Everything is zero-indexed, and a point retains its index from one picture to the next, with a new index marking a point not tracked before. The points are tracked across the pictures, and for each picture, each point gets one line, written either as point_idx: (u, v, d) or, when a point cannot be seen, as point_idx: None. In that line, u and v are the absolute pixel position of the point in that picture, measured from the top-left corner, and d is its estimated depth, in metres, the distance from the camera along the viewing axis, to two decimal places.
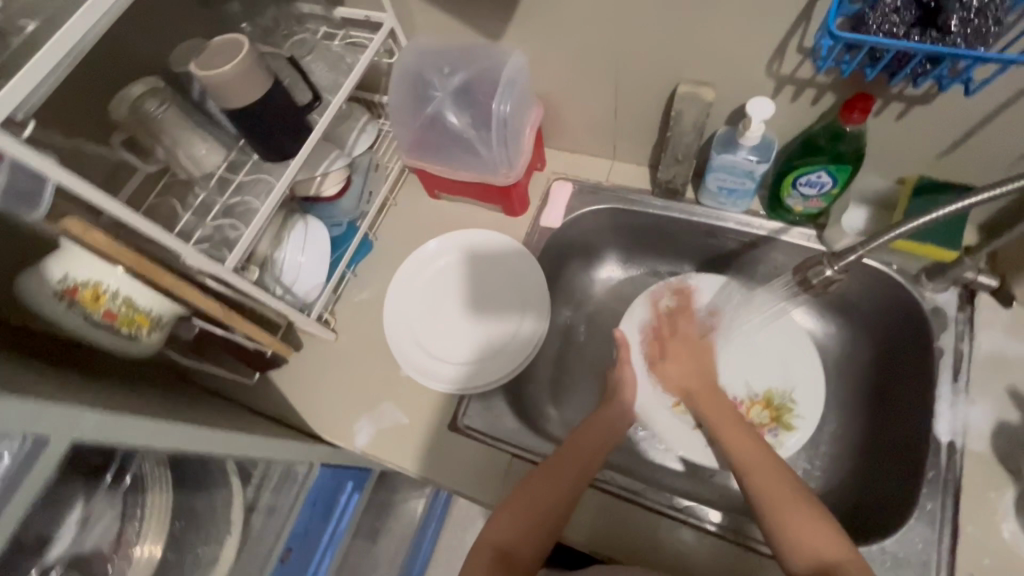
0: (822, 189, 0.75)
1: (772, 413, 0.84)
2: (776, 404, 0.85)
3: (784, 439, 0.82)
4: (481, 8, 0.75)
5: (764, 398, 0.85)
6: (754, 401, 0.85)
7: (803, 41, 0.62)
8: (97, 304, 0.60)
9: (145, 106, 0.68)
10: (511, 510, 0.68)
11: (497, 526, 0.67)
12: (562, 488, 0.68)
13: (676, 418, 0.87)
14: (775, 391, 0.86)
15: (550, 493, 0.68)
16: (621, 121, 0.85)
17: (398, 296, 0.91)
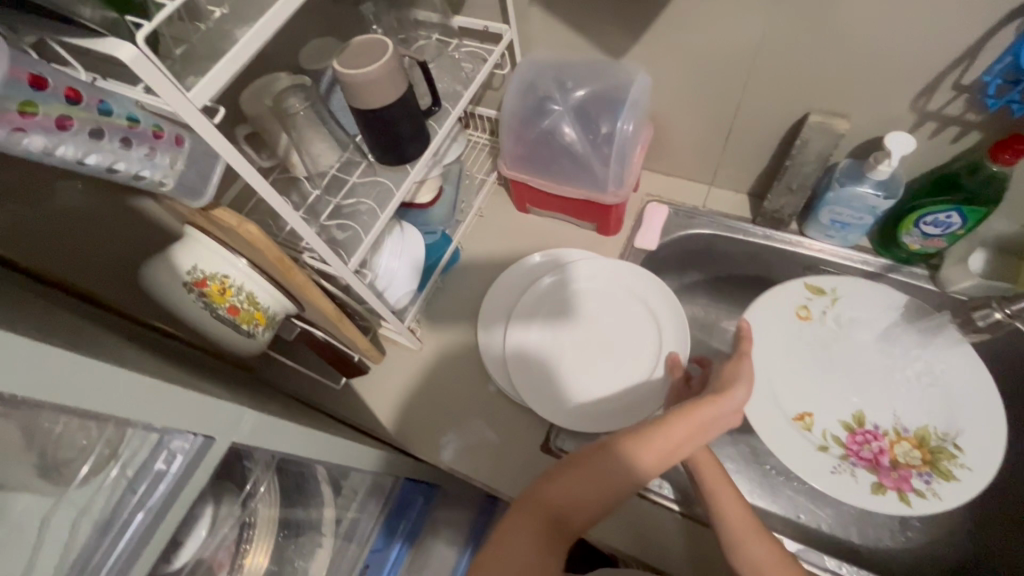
0: (948, 229, 0.73)
1: (926, 455, 0.72)
2: (931, 447, 0.73)
3: (940, 489, 0.68)
4: (608, 25, 0.74)
5: (915, 437, 0.75)
6: (901, 437, 0.75)
7: (960, 78, 0.60)
8: (223, 299, 0.59)
9: (287, 102, 0.67)
10: (552, 491, 0.58)
11: (531, 508, 0.58)
12: (646, 467, 0.57)
13: (800, 433, 0.76)
14: (930, 431, 0.75)
15: (630, 468, 0.58)
16: (730, 147, 0.84)
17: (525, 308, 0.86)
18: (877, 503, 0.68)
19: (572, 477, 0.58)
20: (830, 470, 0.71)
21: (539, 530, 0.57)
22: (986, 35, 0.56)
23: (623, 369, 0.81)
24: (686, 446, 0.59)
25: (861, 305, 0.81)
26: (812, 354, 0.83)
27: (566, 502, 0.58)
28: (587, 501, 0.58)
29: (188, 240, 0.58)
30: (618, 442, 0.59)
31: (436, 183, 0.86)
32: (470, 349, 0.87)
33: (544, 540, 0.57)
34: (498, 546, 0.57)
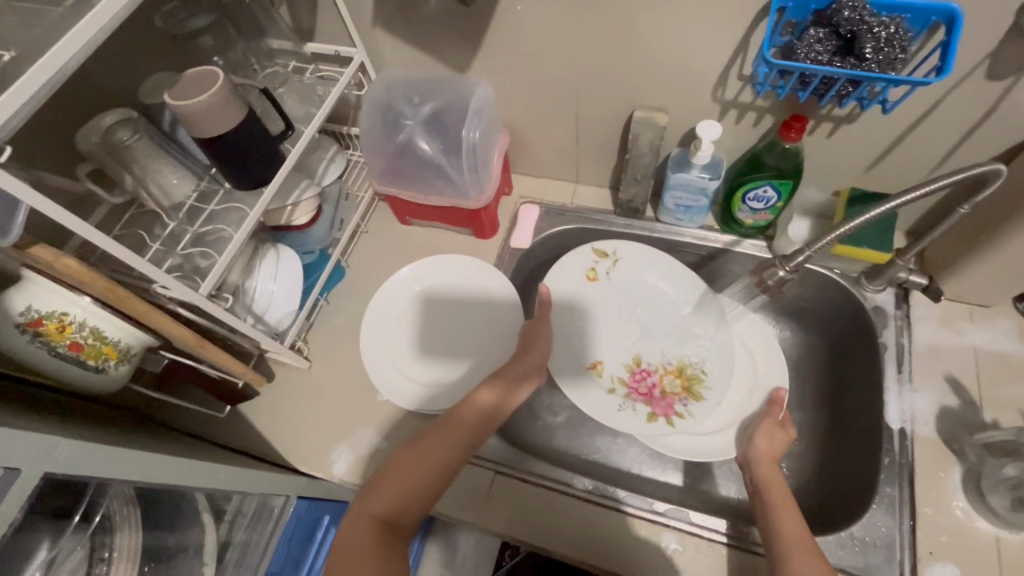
0: (769, 203, 0.82)
1: (684, 382, 0.90)
2: (687, 374, 0.91)
3: (692, 408, 0.87)
4: (447, 42, 0.80)
5: (676, 368, 0.91)
6: (667, 369, 0.91)
7: (742, 69, 0.69)
8: (63, 336, 0.58)
9: (116, 136, 0.69)
10: (377, 494, 0.64)
11: (361, 515, 0.63)
12: (459, 445, 0.68)
13: (594, 381, 0.90)
14: (687, 361, 0.91)
15: (444, 450, 0.68)
16: (583, 146, 0.91)
17: (381, 316, 0.91)
18: (651, 428, 0.86)
19: (393, 475, 0.65)
20: (616, 406, 0.87)
21: (377, 529, 0.61)
22: (748, 31, 0.64)
23: (505, 336, 0.90)
24: (485, 423, 0.71)
25: (641, 268, 0.95)
26: (611, 323, 0.94)
27: (391, 499, 0.64)
28: (411, 492, 0.65)
29: (21, 282, 0.57)
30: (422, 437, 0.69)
31: (312, 204, 0.88)
32: (359, 362, 0.89)
33: (379, 537, 0.61)
34: (342, 551, 0.60)
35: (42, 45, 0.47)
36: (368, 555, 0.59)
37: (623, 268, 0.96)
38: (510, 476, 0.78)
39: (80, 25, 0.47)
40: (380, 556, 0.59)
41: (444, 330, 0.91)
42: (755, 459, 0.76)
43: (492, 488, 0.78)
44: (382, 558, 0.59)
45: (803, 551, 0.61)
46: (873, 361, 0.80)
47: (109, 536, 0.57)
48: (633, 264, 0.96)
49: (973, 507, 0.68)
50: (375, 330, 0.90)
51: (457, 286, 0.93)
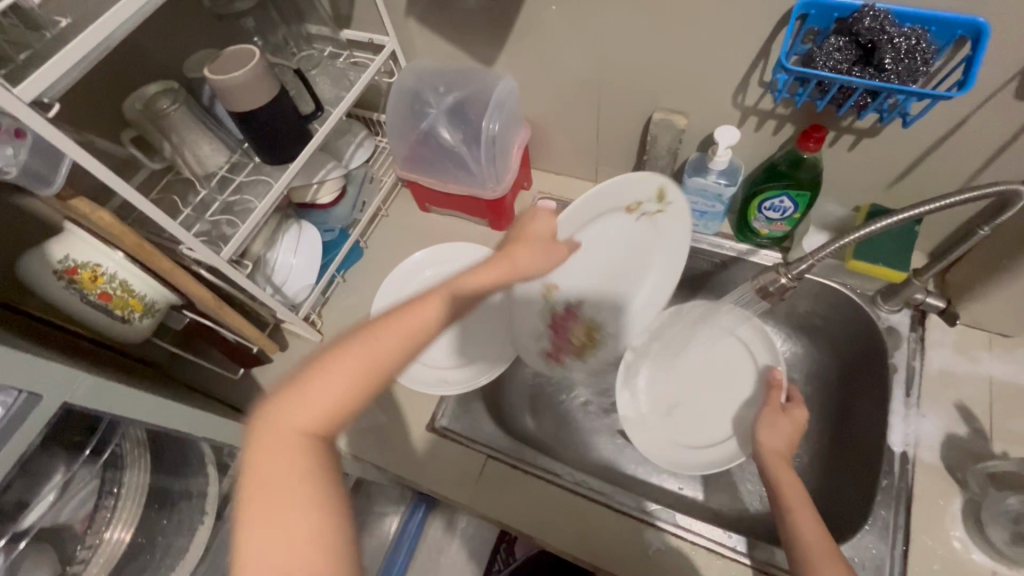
0: (786, 214, 0.82)
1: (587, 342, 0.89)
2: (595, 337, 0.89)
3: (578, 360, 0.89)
4: (475, 35, 0.82)
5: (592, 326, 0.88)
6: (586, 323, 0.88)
7: (763, 76, 0.69)
8: (95, 285, 0.63)
9: (158, 104, 0.73)
10: (295, 406, 0.47)
11: (275, 440, 0.46)
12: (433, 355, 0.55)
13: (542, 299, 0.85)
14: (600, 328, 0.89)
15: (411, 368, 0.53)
16: (602, 146, 0.92)
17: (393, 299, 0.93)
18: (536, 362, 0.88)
19: (324, 391, 0.47)
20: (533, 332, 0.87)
21: (308, 459, 0.46)
22: (770, 38, 0.64)
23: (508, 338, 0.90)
24: (441, 321, 0.54)
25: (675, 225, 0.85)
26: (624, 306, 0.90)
27: (318, 423, 0.47)
28: (348, 409, 0.48)
29: (65, 234, 0.62)
30: (350, 339, 0.50)
31: (337, 184, 0.92)
32: None
33: (320, 468, 0.46)
34: (265, 487, 0.45)
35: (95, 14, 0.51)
36: (308, 489, 0.45)
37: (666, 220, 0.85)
38: (501, 462, 0.80)
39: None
40: (323, 491, 0.46)
41: None
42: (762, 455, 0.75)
43: (484, 473, 0.79)
44: (328, 490, 0.46)
45: (823, 548, 0.62)
46: (881, 383, 0.78)
47: (121, 473, 0.64)
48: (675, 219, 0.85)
49: (971, 539, 0.66)
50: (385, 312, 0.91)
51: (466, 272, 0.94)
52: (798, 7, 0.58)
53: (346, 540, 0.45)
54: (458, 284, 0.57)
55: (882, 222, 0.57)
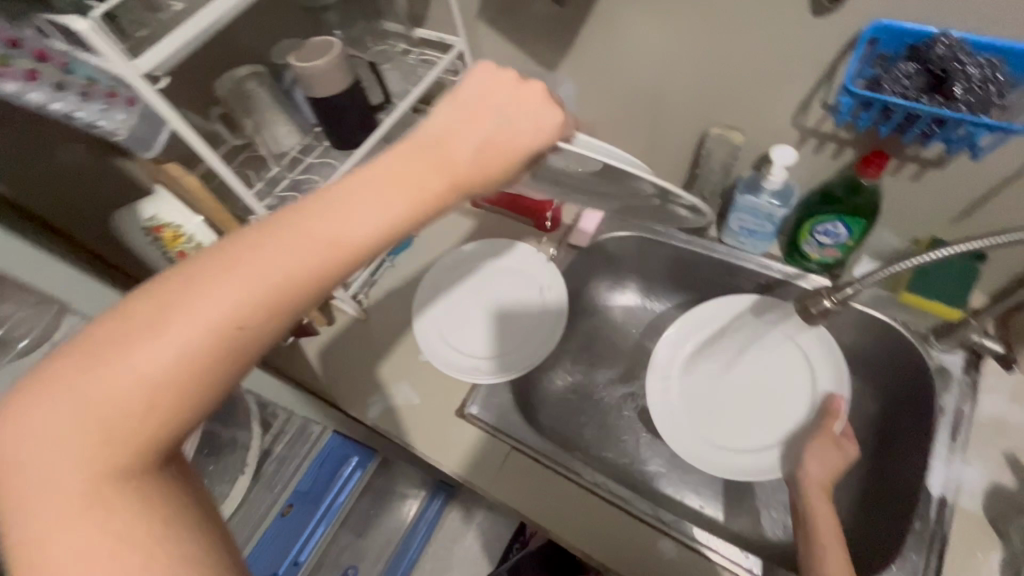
0: (838, 240, 0.80)
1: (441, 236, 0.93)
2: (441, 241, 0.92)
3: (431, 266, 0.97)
4: (541, 40, 0.84)
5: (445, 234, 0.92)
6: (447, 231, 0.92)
7: (826, 98, 0.68)
8: (175, 244, 0.70)
9: (247, 84, 0.81)
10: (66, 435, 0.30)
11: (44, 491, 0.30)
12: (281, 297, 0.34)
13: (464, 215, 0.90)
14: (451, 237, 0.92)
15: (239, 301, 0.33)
16: (655, 157, 0.93)
17: (438, 289, 0.98)
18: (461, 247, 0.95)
19: (121, 380, 0.31)
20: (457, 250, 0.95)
21: (105, 485, 0.30)
22: (837, 59, 0.63)
23: (543, 333, 0.92)
24: (306, 278, 0.35)
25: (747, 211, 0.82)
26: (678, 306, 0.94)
27: (132, 432, 0.31)
28: (189, 395, 0.32)
29: (154, 194, 0.69)
30: (172, 298, 0.32)
31: None
32: (408, 322, 0.96)
33: (146, 493, 0.31)
34: (32, 545, 0.29)
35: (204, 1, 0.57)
36: (108, 534, 0.30)
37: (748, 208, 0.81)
38: (524, 455, 0.82)
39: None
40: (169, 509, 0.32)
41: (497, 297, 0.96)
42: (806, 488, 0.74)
43: (507, 462, 0.82)
44: (163, 505, 0.32)
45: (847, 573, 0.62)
46: (924, 423, 0.75)
47: None
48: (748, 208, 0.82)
49: None
50: (431, 298, 0.96)
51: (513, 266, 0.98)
52: (868, 30, 0.57)
53: (211, 531, 0.33)
54: (329, 228, 0.35)
55: (938, 252, 0.56)
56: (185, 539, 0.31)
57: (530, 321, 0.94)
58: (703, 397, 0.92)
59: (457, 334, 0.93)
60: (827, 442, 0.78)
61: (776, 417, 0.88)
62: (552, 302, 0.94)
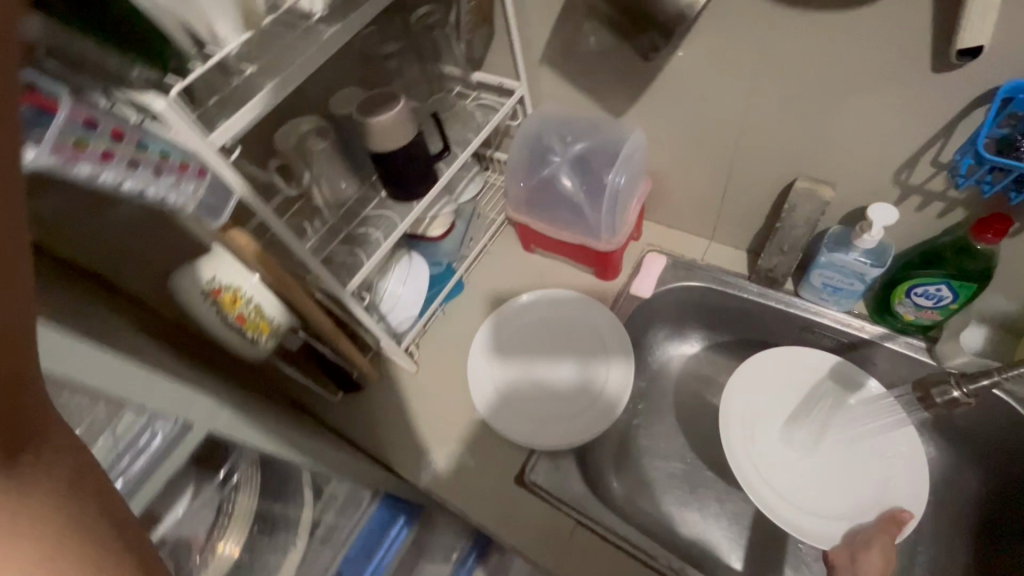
0: (940, 302, 0.73)
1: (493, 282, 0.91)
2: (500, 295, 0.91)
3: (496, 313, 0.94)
4: (610, 87, 0.81)
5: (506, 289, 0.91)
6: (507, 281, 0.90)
7: (938, 156, 0.62)
8: (234, 307, 0.66)
9: (309, 141, 0.77)
10: None
11: None
12: None
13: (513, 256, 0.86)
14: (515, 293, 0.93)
15: None
16: (726, 205, 0.87)
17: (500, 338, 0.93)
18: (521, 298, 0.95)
19: None
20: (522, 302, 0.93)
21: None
22: (958, 118, 0.58)
23: (596, 407, 0.85)
24: None
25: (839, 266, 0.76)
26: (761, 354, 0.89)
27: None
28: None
29: (212, 255, 0.65)
30: None
31: (447, 219, 0.94)
32: (462, 377, 0.92)
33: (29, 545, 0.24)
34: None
35: (281, 64, 0.55)
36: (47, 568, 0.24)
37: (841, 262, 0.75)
38: (591, 531, 0.76)
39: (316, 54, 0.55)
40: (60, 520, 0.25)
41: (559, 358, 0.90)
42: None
43: (572, 540, 0.75)
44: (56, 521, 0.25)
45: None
46: None
47: (235, 498, 0.64)
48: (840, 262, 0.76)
49: None
50: (491, 347, 0.92)
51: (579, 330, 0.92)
52: (1004, 90, 0.52)
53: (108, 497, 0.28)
54: None
55: None
56: (102, 518, 0.27)
57: (589, 391, 0.87)
58: (774, 447, 0.86)
59: (511, 390, 0.88)
60: (887, 543, 0.71)
61: (843, 492, 0.82)
62: (615, 378, 0.87)
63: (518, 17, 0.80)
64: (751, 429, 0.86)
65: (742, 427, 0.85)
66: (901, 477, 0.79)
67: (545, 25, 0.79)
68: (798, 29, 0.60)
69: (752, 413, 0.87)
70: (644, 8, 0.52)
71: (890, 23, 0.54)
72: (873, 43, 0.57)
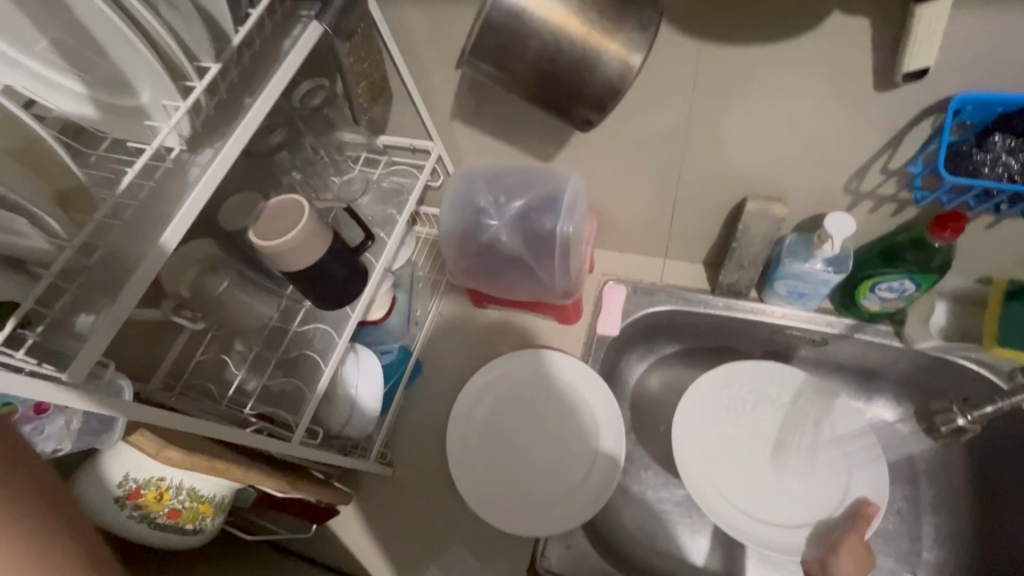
0: (904, 293, 0.71)
1: None
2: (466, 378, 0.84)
3: (460, 399, 0.85)
4: (535, 134, 0.74)
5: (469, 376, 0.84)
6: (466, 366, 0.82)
7: (887, 164, 0.60)
8: (161, 503, 0.55)
9: (207, 283, 0.67)
10: None
11: None
12: None
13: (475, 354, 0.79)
14: (477, 372, 0.86)
15: None
16: (676, 225, 0.83)
17: (473, 421, 0.84)
18: (483, 374, 0.86)
19: None
20: (483, 380, 0.86)
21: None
22: (903, 130, 0.55)
23: (587, 482, 0.79)
24: None
25: (802, 274, 0.74)
26: (727, 368, 0.87)
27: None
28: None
29: (117, 451, 0.54)
30: None
31: (386, 299, 0.82)
32: (444, 468, 0.84)
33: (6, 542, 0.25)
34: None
35: (151, 232, 0.44)
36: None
37: (802, 269, 0.73)
38: None
39: (191, 208, 0.45)
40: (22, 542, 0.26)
41: (540, 432, 0.84)
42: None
43: None
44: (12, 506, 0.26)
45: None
46: None
47: None
48: (804, 267, 0.73)
49: None
50: (465, 435, 0.83)
51: (553, 396, 0.85)
52: (955, 104, 0.49)
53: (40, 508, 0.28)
54: None
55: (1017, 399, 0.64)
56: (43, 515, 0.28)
57: (580, 465, 0.80)
58: (754, 460, 0.83)
59: (497, 478, 0.81)
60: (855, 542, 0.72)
61: (812, 495, 0.80)
62: (609, 436, 0.81)
63: (416, 76, 0.70)
64: (710, 446, 0.83)
65: (701, 447, 0.83)
66: (867, 473, 0.80)
67: (450, 80, 0.70)
68: (726, 65, 0.55)
69: (709, 430, 0.84)
70: (574, 84, 0.45)
71: (824, 51, 0.50)
72: (807, 72, 0.53)
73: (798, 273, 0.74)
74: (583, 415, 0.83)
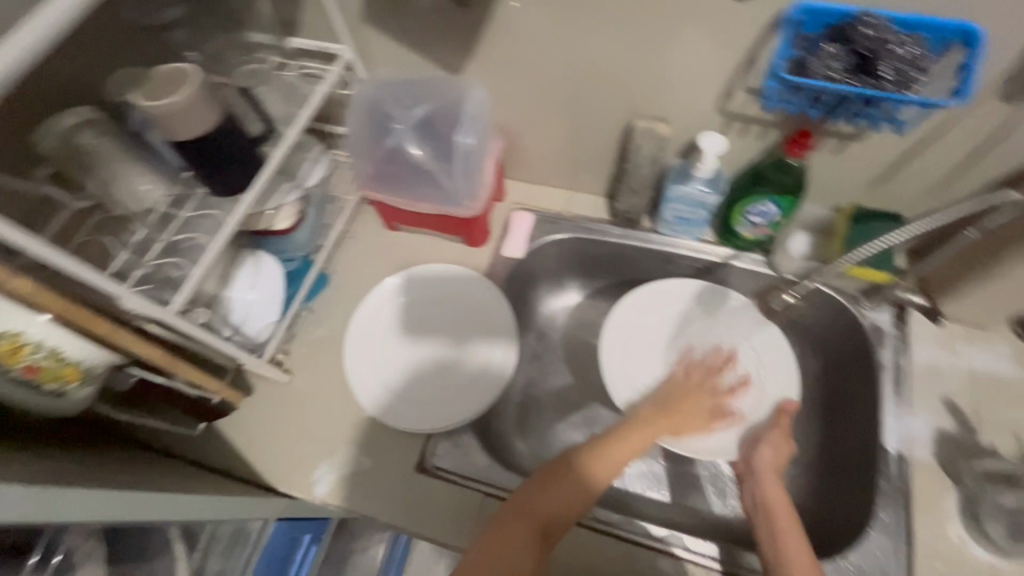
0: (770, 218, 0.79)
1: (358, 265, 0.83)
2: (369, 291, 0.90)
3: (359, 310, 0.88)
4: (441, 44, 0.76)
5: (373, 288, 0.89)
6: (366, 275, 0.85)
7: (750, 82, 0.66)
8: (16, 358, 0.53)
9: (79, 138, 0.63)
10: None
11: None
12: None
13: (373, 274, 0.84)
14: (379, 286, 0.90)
15: None
16: (578, 152, 0.88)
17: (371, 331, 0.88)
18: (384, 288, 0.91)
19: None
20: (388, 292, 0.90)
21: None
22: (758, 44, 0.62)
23: (482, 377, 0.85)
24: None
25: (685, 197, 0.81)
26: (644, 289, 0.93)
27: None
28: None
29: None
30: None
31: (294, 210, 0.82)
32: (342, 377, 0.85)
33: None
34: None
35: None
36: None
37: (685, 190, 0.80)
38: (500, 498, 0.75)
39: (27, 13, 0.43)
40: None
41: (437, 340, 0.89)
42: (758, 470, 0.76)
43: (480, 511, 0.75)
44: None
45: (792, 529, 0.67)
46: (871, 382, 0.79)
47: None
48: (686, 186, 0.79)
49: (967, 535, 0.69)
50: (364, 343, 0.87)
51: (453, 306, 0.91)
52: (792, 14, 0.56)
53: None
54: None
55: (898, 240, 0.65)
56: None
57: (476, 362, 0.87)
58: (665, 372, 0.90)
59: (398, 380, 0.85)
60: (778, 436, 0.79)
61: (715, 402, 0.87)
62: (499, 351, 0.87)
63: None
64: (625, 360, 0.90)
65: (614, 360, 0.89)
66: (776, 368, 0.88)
67: None
68: None
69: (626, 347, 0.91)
70: None
71: None
72: None
73: (682, 196, 0.81)
74: (481, 319, 0.89)
